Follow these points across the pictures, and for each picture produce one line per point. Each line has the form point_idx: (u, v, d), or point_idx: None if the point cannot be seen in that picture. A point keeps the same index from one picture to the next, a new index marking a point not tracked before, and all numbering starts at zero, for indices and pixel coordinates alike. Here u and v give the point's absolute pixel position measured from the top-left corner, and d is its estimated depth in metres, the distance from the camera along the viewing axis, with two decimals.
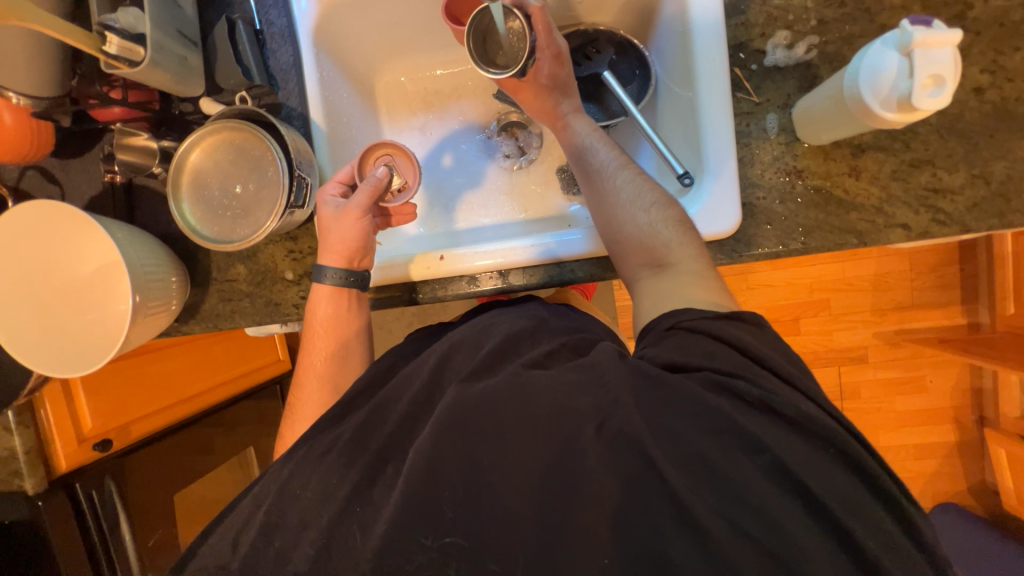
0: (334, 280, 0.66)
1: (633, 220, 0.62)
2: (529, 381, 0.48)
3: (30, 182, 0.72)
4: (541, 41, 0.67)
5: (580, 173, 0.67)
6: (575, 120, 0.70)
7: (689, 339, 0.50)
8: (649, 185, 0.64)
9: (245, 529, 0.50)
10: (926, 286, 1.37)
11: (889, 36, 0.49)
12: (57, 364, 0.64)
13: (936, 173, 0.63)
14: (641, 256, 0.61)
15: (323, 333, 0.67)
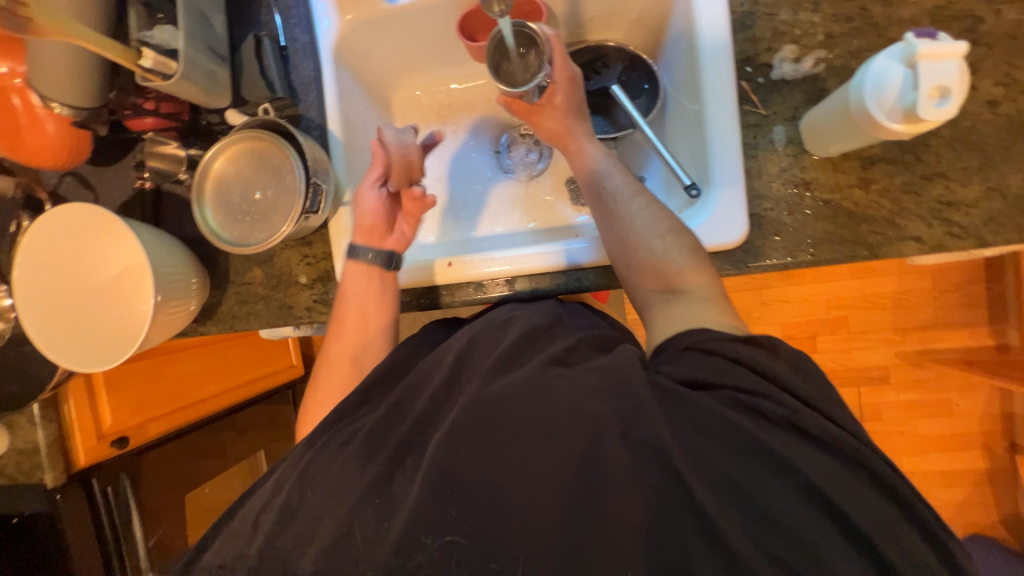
0: (370, 259, 0.70)
1: (645, 249, 0.63)
2: (548, 383, 0.48)
3: (67, 187, 0.77)
4: (557, 66, 0.66)
5: (592, 200, 0.68)
6: (589, 145, 0.70)
7: (704, 359, 0.50)
8: (662, 214, 0.65)
9: (266, 509, 0.50)
10: (949, 305, 1.33)
11: (894, 49, 0.50)
12: (83, 358, 0.67)
13: (949, 186, 0.62)
14: (655, 284, 0.62)
15: (356, 310, 0.69)
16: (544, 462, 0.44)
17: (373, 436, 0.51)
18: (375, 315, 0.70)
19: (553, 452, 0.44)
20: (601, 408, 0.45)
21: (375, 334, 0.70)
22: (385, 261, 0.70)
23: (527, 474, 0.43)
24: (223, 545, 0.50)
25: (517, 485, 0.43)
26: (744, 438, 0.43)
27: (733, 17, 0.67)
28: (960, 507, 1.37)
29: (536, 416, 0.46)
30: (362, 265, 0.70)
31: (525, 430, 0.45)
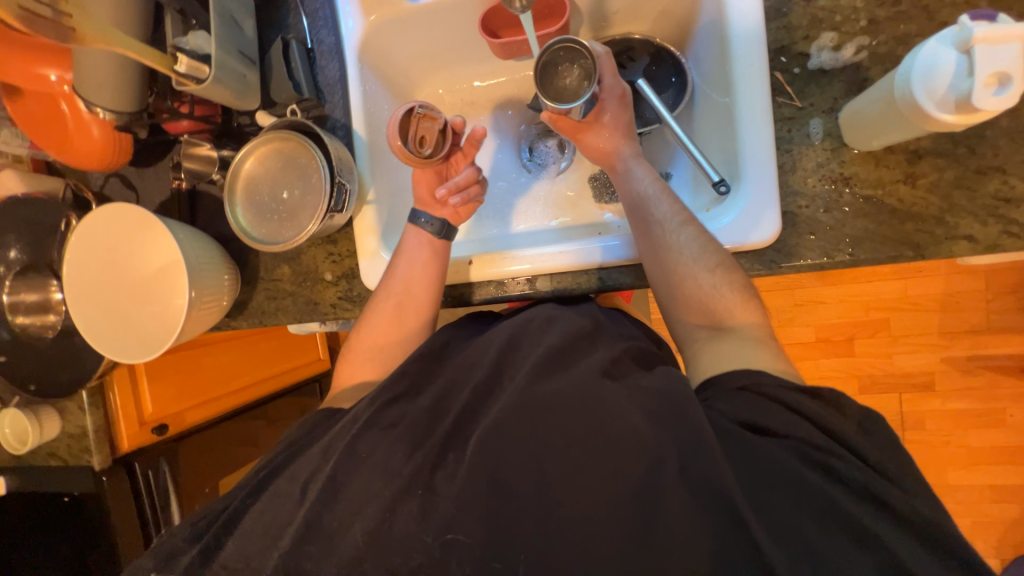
0: (430, 226, 0.71)
1: (691, 281, 0.60)
2: (602, 397, 0.47)
3: (112, 188, 0.81)
4: (608, 83, 0.68)
5: (635, 224, 0.66)
6: (634, 168, 0.69)
7: (761, 405, 0.48)
8: (713, 248, 0.61)
9: (314, 476, 0.52)
10: (1004, 308, 1.23)
11: (946, 34, 0.46)
12: (126, 349, 0.71)
13: (1007, 180, 0.57)
14: (698, 319, 0.60)
15: (399, 290, 0.69)
16: (563, 463, 0.44)
17: (397, 430, 0.51)
18: (420, 286, 0.69)
19: (595, 468, 0.44)
20: (647, 429, 0.44)
21: (412, 323, 0.69)
22: (440, 228, 0.71)
23: (544, 474, 0.45)
24: (267, 505, 0.52)
25: (536, 484, 0.44)
26: (784, 461, 0.43)
27: (768, 4, 0.64)
28: (1012, 524, 1.28)
29: (583, 427, 0.45)
30: (418, 232, 0.71)
31: (547, 430, 0.46)
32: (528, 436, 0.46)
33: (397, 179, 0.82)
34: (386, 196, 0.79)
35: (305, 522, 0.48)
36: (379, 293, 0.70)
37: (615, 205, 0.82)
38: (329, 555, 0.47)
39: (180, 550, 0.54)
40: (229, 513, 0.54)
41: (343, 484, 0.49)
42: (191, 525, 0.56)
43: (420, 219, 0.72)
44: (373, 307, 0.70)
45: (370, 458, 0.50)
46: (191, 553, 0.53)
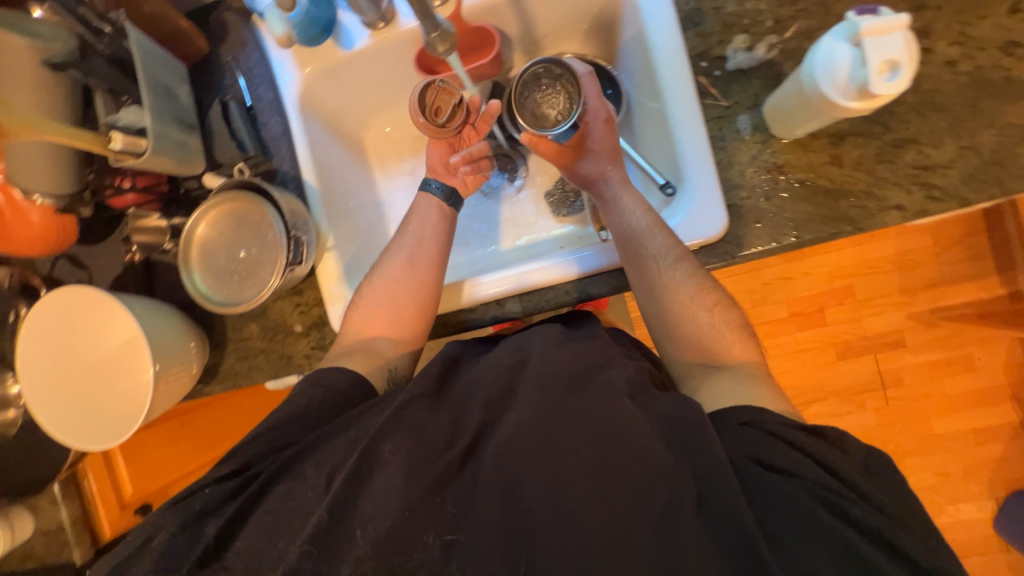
0: (443, 197, 0.77)
1: (686, 315, 0.64)
2: (580, 409, 0.50)
3: (61, 270, 0.78)
4: (593, 104, 0.71)
5: (627, 258, 0.66)
6: (624, 205, 0.69)
7: (765, 442, 0.48)
8: (708, 287, 0.64)
9: (338, 468, 0.50)
10: (954, 260, 1.30)
11: (838, 29, 0.53)
12: (98, 436, 0.68)
13: (921, 150, 0.61)
14: (692, 352, 0.64)
15: (414, 245, 0.74)
16: (552, 488, 0.45)
17: (408, 439, 0.50)
18: (431, 242, 0.74)
19: (614, 495, 0.45)
20: (671, 459, 0.46)
21: (394, 354, 0.69)
22: (449, 195, 0.77)
23: (531, 502, 0.45)
24: (289, 488, 0.50)
25: (526, 512, 0.45)
26: (788, 492, 0.44)
27: (681, 15, 0.68)
28: (999, 464, 1.32)
29: (593, 449, 0.47)
30: (429, 197, 0.76)
31: (530, 458, 0.47)
32: (513, 464, 0.47)
33: (356, 221, 0.82)
34: (347, 240, 0.79)
35: (325, 515, 0.46)
36: (390, 251, 0.75)
37: (572, 217, 0.85)
38: (338, 563, 0.45)
39: (198, 522, 0.50)
40: (249, 492, 0.51)
41: (366, 481, 0.48)
42: (203, 497, 0.52)
43: (430, 185, 0.77)
44: (383, 262, 0.74)
45: (382, 470, 0.49)
46: (210, 529, 0.50)
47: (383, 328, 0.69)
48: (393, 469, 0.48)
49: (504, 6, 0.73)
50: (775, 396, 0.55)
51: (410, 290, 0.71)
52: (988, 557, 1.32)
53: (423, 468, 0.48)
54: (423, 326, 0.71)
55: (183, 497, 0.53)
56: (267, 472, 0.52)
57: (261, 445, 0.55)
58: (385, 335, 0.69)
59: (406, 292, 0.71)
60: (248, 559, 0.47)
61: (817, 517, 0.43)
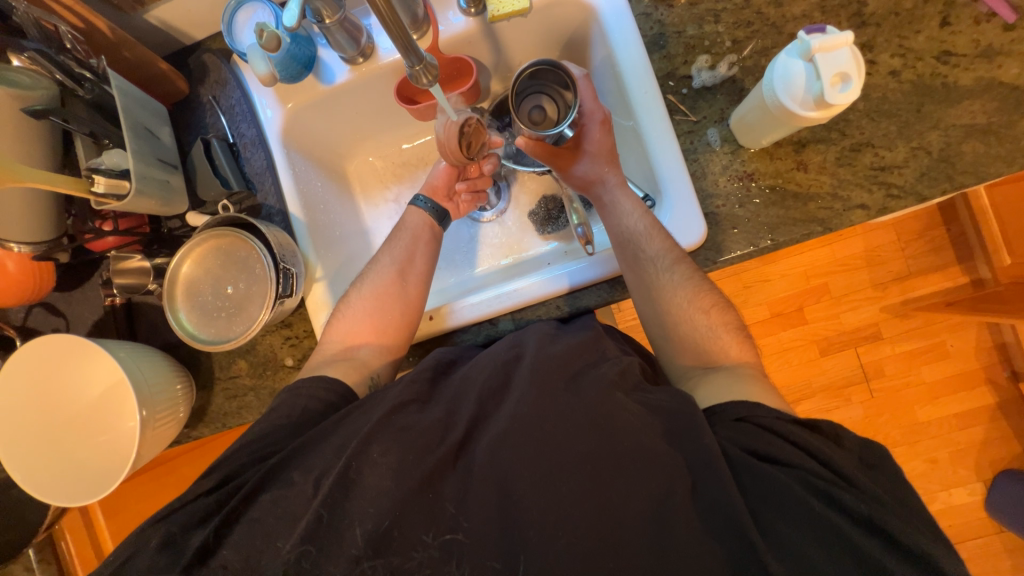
0: (433, 212, 0.79)
1: (682, 315, 0.66)
2: (567, 402, 0.50)
3: (37, 319, 0.76)
4: (588, 105, 0.73)
5: (625, 259, 0.68)
6: (618, 209, 0.72)
7: (756, 435, 0.50)
8: (703, 288, 0.66)
9: (327, 471, 0.49)
10: (919, 252, 1.37)
11: (791, 48, 0.57)
12: (75, 493, 0.65)
13: (877, 152, 0.66)
14: (686, 354, 0.66)
15: (403, 259, 0.74)
16: (552, 495, 0.45)
17: (396, 438, 0.49)
18: (420, 258, 0.75)
19: (613, 490, 0.45)
20: (668, 451, 0.47)
21: (379, 365, 0.68)
22: (440, 215, 0.79)
23: (530, 510, 0.45)
24: (277, 495, 0.49)
25: (526, 521, 0.45)
26: (780, 479, 0.46)
27: (646, 40, 0.73)
28: (983, 447, 1.36)
29: (595, 445, 0.47)
30: (421, 213, 0.78)
31: (528, 464, 0.47)
32: (514, 477, 0.47)
33: (343, 250, 0.83)
34: (336, 272, 0.79)
35: (320, 526, 0.46)
36: (378, 264, 0.74)
37: (557, 233, 0.87)
38: (336, 558, 0.45)
39: (181, 535, 0.49)
40: (234, 502, 0.49)
41: (355, 482, 0.47)
42: (187, 509, 0.50)
43: (419, 200, 0.79)
44: (371, 276, 0.73)
45: (373, 478, 0.48)
46: (198, 537, 0.48)
47: (369, 338, 0.69)
48: (388, 481, 0.47)
49: (479, 37, 0.77)
50: (762, 390, 0.57)
51: (398, 302, 0.71)
52: (981, 540, 1.35)
53: (412, 465, 0.48)
54: (409, 338, 0.71)
55: (164, 514, 0.51)
56: (253, 485, 0.51)
57: (243, 461, 0.54)
58: (370, 344, 0.69)
59: (394, 305, 0.71)
60: (246, 561, 0.47)
61: (807, 507, 0.44)
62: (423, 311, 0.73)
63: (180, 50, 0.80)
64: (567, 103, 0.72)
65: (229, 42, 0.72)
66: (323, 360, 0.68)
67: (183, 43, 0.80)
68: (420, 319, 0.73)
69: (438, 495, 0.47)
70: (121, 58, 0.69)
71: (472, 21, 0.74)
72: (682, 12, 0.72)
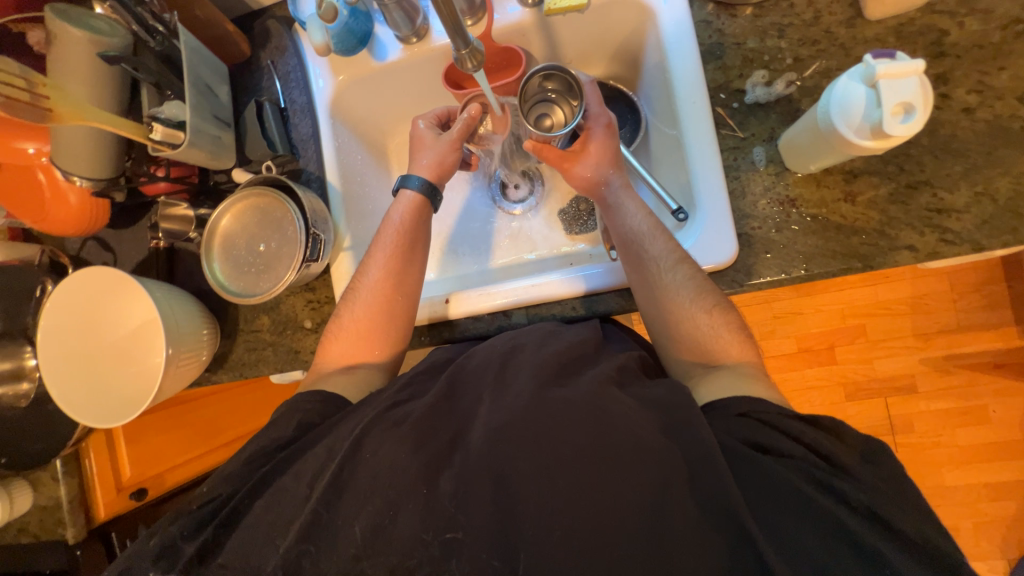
0: (421, 187, 0.75)
1: (682, 314, 0.63)
2: (566, 397, 0.50)
3: (89, 251, 0.82)
4: (594, 110, 0.72)
5: (628, 259, 0.67)
6: (625, 206, 0.70)
7: (758, 429, 0.49)
8: (708, 290, 0.63)
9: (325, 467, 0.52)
10: (971, 307, 1.28)
11: (854, 70, 0.54)
12: (97, 415, 0.70)
13: (936, 193, 0.62)
14: (691, 357, 0.64)
15: (392, 269, 0.72)
16: (537, 480, 0.46)
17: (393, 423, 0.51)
18: (410, 269, 0.73)
19: (601, 488, 0.45)
20: (668, 447, 0.46)
21: (384, 348, 0.71)
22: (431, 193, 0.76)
23: (518, 498, 0.46)
24: (277, 493, 0.52)
25: (507, 502, 0.46)
26: (773, 508, 0.43)
27: (702, 49, 0.70)
28: (1015, 523, 1.26)
29: (585, 435, 0.47)
30: (409, 194, 0.75)
31: (514, 446, 0.47)
32: (501, 459, 0.47)
33: (372, 224, 0.85)
34: (362, 243, 0.81)
35: None
36: (367, 270, 0.72)
37: (584, 236, 0.86)
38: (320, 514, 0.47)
39: (178, 538, 0.52)
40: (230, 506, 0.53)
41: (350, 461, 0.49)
42: (192, 514, 0.53)
43: (411, 180, 0.75)
44: (359, 285, 0.72)
45: None
46: (200, 524, 0.53)
47: (357, 343, 0.69)
48: (388, 446, 0.50)
49: (533, 29, 0.76)
50: None
51: (385, 315, 0.70)
52: None
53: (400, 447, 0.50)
54: (396, 347, 0.71)
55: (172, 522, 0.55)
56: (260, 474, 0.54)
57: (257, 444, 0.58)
58: (358, 347, 0.69)
59: (382, 312, 0.70)
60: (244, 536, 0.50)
61: (804, 545, 0.41)
62: (409, 323, 0.72)
63: (248, 14, 0.83)
64: (572, 110, 0.71)
65: (292, 9, 0.75)
66: (335, 337, 0.70)
67: (250, 8, 0.83)
68: (406, 332, 0.73)
69: (430, 469, 0.48)
70: (192, 17, 0.72)
71: (528, 12, 0.74)
72: (745, 23, 0.69)
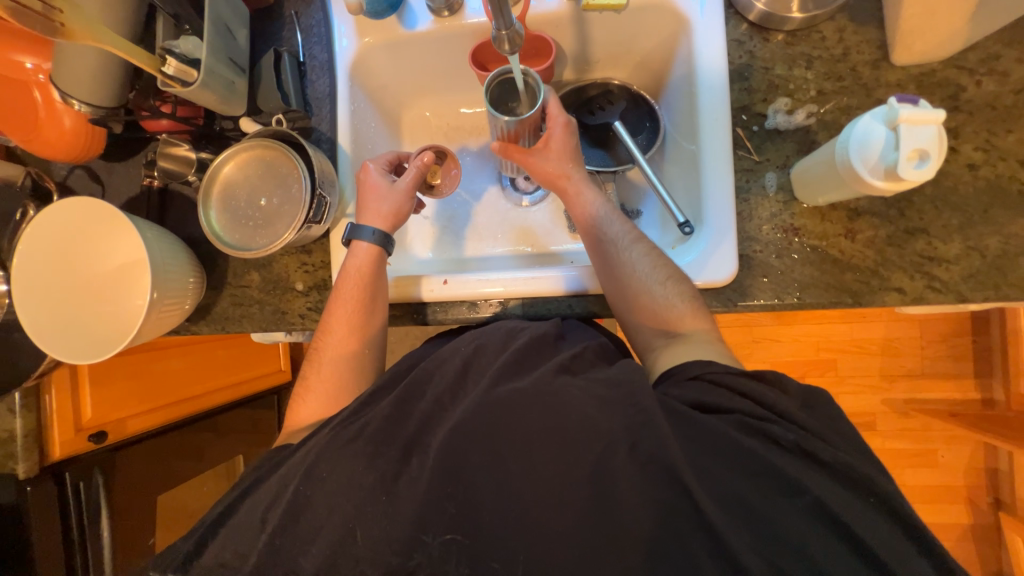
0: (375, 237, 0.71)
1: (640, 287, 0.66)
2: (559, 391, 0.50)
3: (76, 181, 0.78)
4: (552, 109, 0.71)
5: (591, 244, 0.70)
6: (586, 189, 0.72)
7: (708, 390, 0.52)
8: (663, 263, 0.67)
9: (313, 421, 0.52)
10: (937, 355, 1.34)
11: (878, 111, 0.54)
12: (66, 348, 0.67)
13: (930, 242, 0.64)
14: (653, 326, 0.66)
15: (346, 324, 0.69)
16: (523, 468, 0.46)
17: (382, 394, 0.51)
18: (368, 325, 0.70)
19: (585, 482, 0.45)
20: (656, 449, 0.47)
21: (369, 335, 0.70)
22: (384, 240, 0.72)
23: (500, 480, 0.46)
24: (261, 497, 0.53)
25: (484, 480, 0.46)
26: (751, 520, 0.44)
27: (731, 67, 0.71)
28: None
29: (577, 429, 0.47)
30: (365, 246, 0.71)
31: (503, 432, 0.48)
32: (488, 442, 0.48)
33: None
34: None
35: None
36: (329, 328, 0.70)
37: None
38: None
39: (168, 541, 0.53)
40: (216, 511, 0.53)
41: None
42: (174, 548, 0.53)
43: (363, 230, 0.71)
44: (323, 344, 0.70)
45: None
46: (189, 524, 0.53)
47: (322, 406, 0.67)
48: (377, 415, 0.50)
49: (567, 22, 0.76)
50: None
51: (350, 373, 0.69)
52: None
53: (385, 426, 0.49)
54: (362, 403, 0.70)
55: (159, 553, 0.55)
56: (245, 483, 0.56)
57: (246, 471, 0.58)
58: (324, 407, 0.67)
59: (346, 371, 0.69)
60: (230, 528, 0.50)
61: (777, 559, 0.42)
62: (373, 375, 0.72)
63: None
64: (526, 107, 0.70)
65: None
66: (305, 391, 0.69)
67: None
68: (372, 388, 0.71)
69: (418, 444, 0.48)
70: None
71: (565, 3, 0.73)
72: (776, 49, 0.70)
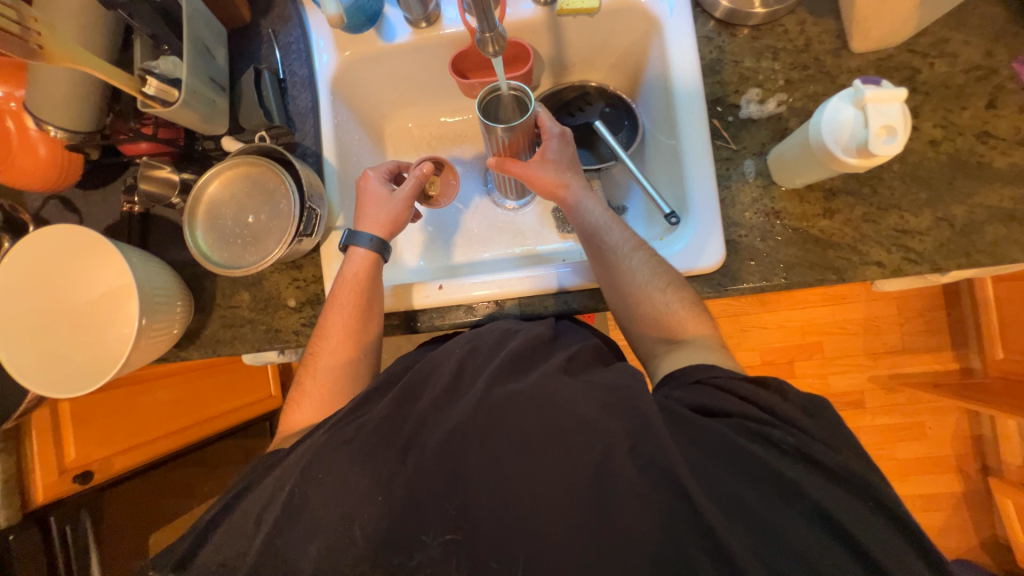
0: (372, 243, 0.71)
1: (641, 295, 0.66)
2: (561, 387, 0.51)
3: (51, 211, 0.76)
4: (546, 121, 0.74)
5: (591, 251, 0.70)
6: (585, 199, 0.72)
7: (710, 395, 0.53)
8: (662, 269, 0.67)
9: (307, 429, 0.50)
10: (916, 329, 1.39)
11: (845, 93, 0.57)
12: (50, 382, 0.64)
13: (902, 216, 0.67)
14: (654, 330, 0.67)
15: (342, 330, 0.69)
16: (535, 460, 0.46)
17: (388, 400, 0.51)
18: (363, 334, 0.69)
19: (599, 468, 0.45)
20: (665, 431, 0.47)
21: (366, 346, 0.70)
22: (382, 246, 0.72)
23: (515, 475, 0.46)
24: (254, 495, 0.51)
25: (498, 476, 0.46)
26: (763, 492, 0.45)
27: (703, 63, 0.74)
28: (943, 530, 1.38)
29: (585, 418, 0.48)
30: (362, 254, 0.71)
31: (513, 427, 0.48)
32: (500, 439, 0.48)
33: None
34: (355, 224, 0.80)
35: None
36: (324, 335, 0.69)
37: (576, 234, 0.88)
38: None
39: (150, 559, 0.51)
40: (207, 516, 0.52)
41: None
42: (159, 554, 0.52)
43: (361, 236, 0.71)
44: (319, 350, 0.69)
45: None
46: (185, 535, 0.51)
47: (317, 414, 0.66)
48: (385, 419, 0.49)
49: (543, 28, 0.78)
50: None
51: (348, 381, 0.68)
52: None
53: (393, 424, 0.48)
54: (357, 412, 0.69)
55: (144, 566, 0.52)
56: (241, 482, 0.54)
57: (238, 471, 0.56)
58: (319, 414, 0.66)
59: (343, 380, 0.68)
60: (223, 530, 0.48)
61: (792, 527, 0.43)
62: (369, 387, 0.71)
63: None
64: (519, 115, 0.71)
65: None
66: (301, 397, 0.68)
67: None
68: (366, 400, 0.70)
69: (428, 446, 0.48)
70: None
71: (540, 10, 0.75)
72: (743, 43, 0.74)
